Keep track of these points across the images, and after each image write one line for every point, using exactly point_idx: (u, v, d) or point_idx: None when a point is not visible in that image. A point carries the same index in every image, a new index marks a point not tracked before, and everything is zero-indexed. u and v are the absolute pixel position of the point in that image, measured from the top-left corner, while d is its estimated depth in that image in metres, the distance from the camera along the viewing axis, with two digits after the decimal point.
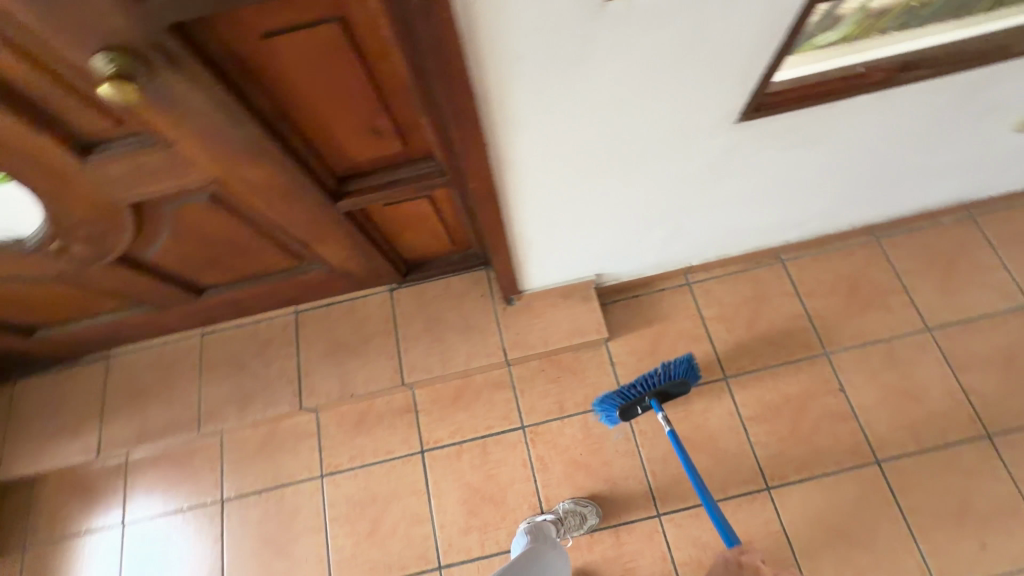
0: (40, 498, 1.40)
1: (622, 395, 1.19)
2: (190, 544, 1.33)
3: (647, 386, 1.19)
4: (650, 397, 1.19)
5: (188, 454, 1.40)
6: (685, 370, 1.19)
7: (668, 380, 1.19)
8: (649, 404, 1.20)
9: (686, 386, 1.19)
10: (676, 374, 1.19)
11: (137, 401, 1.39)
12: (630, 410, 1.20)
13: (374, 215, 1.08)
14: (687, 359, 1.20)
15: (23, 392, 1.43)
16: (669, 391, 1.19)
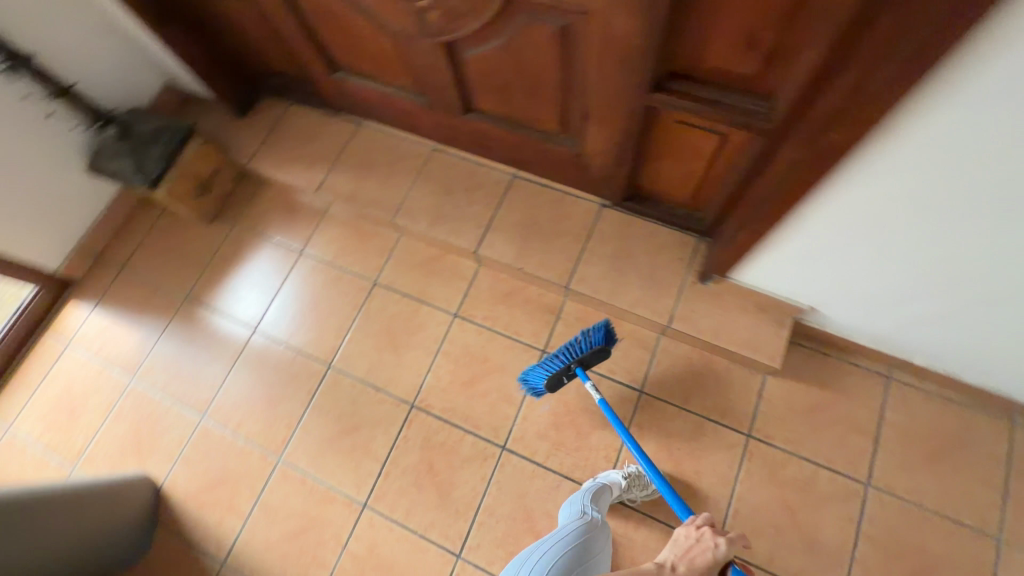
0: (260, 197, 1.69)
1: (548, 365, 1.22)
2: (337, 297, 1.54)
3: (567, 356, 1.21)
4: (572, 366, 1.21)
5: (370, 233, 1.58)
6: (603, 338, 1.19)
7: (586, 351, 1.20)
8: (573, 372, 1.22)
9: (603, 355, 1.20)
10: (593, 343, 1.20)
11: (360, 169, 1.57)
12: (557, 380, 1.22)
13: (661, 125, 1.06)
14: (602, 326, 1.20)
15: (290, 113, 1.68)
16: (588, 360, 1.20)
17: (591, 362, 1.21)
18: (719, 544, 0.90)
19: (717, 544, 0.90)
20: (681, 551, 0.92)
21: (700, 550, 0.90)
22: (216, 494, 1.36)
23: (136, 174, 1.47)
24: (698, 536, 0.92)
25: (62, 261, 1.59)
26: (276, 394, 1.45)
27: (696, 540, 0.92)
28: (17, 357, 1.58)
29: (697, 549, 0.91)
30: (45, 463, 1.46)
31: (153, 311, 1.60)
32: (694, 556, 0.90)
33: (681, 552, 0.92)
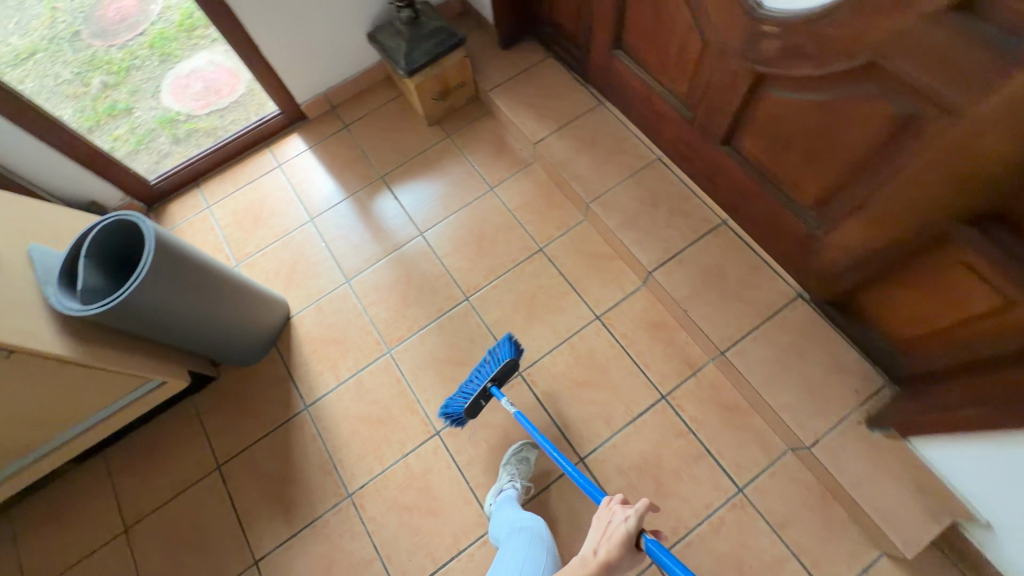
0: (478, 123, 1.75)
1: (465, 393, 1.24)
2: (503, 243, 1.55)
3: (482, 376, 1.24)
4: (488, 386, 1.23)
5: (558, 202, 1.59)
6: (510, 348, 1.24)
7: (498, 368, 1.22)
8: (489, 393, 1.23)
9: (513, 367, 1.23)
10: (503, 359, 1.23)
11: (581, 142, 1.57)
12: (475, 405, 1.22)
13: (929, 263, 0.94)
14: (508, 342, 1.25)
15: (545, 63, 1.71)
16: (499, 375, 1.23)
17: (502, 379, 1.23)
18: (629, 517, 0.80)
19: (624, 516, 0.81)
20: (598, 535, 0.82)
21: (614, 529, 0.81)
22: (326, 350, 1.47)
23: (400, 55, 1.58)
24: (610, 516, 0.84)
25: (307, 98, 1.78)
26: (414, 296, 1.52)
27: (609, 521, 0.83)
28: (239, 155, 1.79)
29: (607, 531, 0.82)
30: (220, 249, 1.65)
31: (354, 173, 1.72)
32: (607, 536, 0.81)
33: (598, 538, 0.82)
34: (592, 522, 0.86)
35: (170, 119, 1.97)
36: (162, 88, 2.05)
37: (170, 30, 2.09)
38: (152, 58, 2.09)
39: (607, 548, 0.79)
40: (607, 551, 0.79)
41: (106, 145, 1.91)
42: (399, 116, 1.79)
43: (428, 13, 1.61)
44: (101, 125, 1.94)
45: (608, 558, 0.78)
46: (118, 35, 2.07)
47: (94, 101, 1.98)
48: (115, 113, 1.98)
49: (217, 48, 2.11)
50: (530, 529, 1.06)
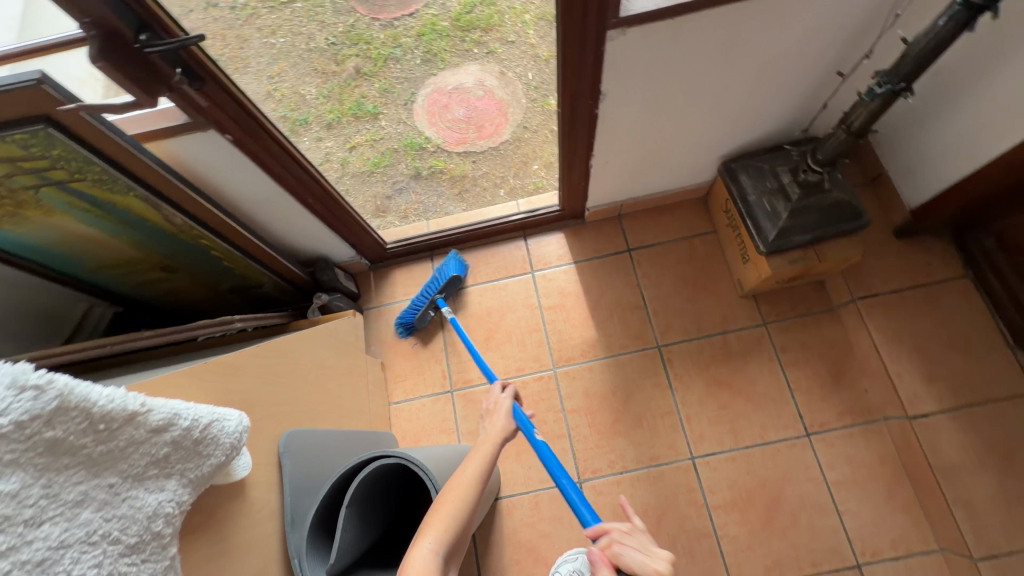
0: (816, 325, 1.25)
1: (413, 305, 1.31)
2: (805, 527, 1.11)
3: (432, 289, 1.31)
4: (437, 298, 1.30)
5: (902, 503, 1.11)
6: (451, 264, 1.32)
7: (445, 281, 1.31)
8: (437, 303, 1.30)
9: (460, 284, 1.33)
10: (450, 274, 1.31)
11: (984, 447, 1.05)
12: (422, 314, 1.30)
13: None
14: (455, 258, 1.33)
15: (954, 285, 1.16)
16: (444, 288, 1.30)
17: (448, 291, 1.32)
18: (504, 393, 0.90)
19: (500, 394, 0.90)
20: (491, 416, 0.88)
21: (497, 405, 0.88)
22: (531, 568, 1.14)
23: (774, 227, 1.09)
24: (491, 404, 0.90)
25: (597, 203, 1.36)
26: (661, 549, 1.12)
27: (492, 407, 0.90)
28: (487, 236, 1.44)
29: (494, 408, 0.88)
30: (437, 357, 1.34)
31: (624, 324, 1.31)
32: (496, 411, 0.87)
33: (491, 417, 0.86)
34: (483, 419, 0.89)
35: (416, 144, 1.64)
36: (417, 98, 1.70)
37: (443, 24, 1.75)
38: (415, 52, 1.75)
39: (498, 420, 0.85)
40: (502, 419, 0.85)
41: (342, 153, 1.63)
42: (705, 267, 1.34)
43: (836, 180, 1.09)
44: (342, 125, 1.66)
45: (504, 423, 0.84)
46: (388, 10, 1.79)
47: (341, 89, 1.70)
48: (360, 114, 1.68)
49: (491, 65, 1.71)
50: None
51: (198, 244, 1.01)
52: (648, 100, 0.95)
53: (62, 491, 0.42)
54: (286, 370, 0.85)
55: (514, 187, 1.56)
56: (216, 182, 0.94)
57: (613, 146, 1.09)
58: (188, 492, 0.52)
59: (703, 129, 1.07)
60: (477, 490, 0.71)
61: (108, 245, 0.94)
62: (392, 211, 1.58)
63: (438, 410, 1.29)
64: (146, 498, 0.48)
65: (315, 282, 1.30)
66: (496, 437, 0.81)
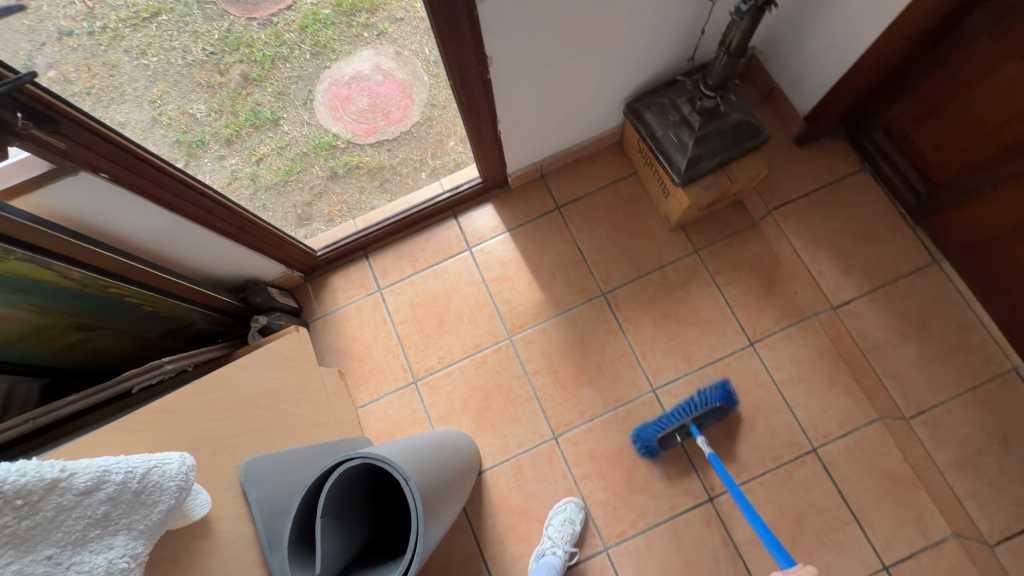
0: (741, 242, 1.32)
1: (659, 423, 1.17)
2: (763, 429, 1.21)
3: (686, 412, 1.17)
4: (689, 423, 1.15)
5: (843, 386, 1.21)
6: (719, 395, 1.18)
7: (707, 409, 1.16)
8: (688, 430, 1.15)
9: (723, 416, 1.17)
10: (717, 404, 1.17)
11: (899, 319, 1.16)
12: (671, 438, 1.15)
13: None
14: (721, 388, 1.19)
15: (855, 179, 1.25)
16: (705, 418, 1.16)
17: (706, 421, 1.16)
18: None
19: None
20: None
21: None
22: (526, 528, 1.19)
23: (684, 157, 1.12)
24: None
25: (517, 168, 1.37)
26: (640, 481, 1.20)
27: None
28: (418, 223, 1.43)
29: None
30: (394, 353, 1.34)
31: (568, 280, 1.34)
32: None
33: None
34: None
35: (325, 143, 1.58)
36: (315, 96, 1.63)
37: (325, 11, 1.64)
38: (302, 46, 1.65)
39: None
40: None
41: (249, 168, 1.55)
42: (632, 209, 1.38)
43: (731, 100, 1.13)
44: (242, 138, 1.57)
45: None
46: (262, 7, 1.64)
47: (232, 101, 1.59)
48: (259, 123, 1.59)
49: (385, 47, 1.66)
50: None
51: (108, 295, 0.94)
52: (535, 57, 0.96)
53: None
54: (232, 401, 0.83)
55: (435, 168, 1.54)
56: (107, 227, 0.89)
57: (514, 109, 1.09)
58: (141, 544, 0.51)
59: (598, 77, 1.09)
60: None
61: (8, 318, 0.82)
62: (317, 216, 1.53)
63: (406, 403, 1.29)
64: (93, 560, 0.48)
65: (250, 306, 1.26)
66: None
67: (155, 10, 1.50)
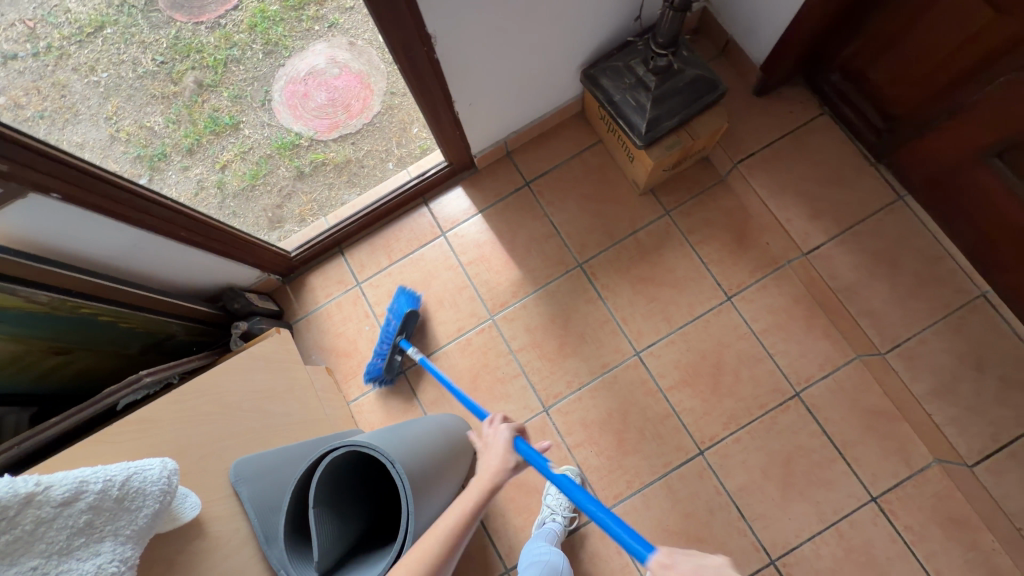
0: (711, 199, 1.33)
1: (380, 353, 1.25)
2: (747, 379, 1.23)
3: (390, 333, 1.25)
4: (398, 340, 1.26)
5: (820, 329, 1.23)
6: (398, 303, 1.28)
7: (404, 320, 1.26)
8: (400, 345, 1.27)
9: (417, 318, 1.29)
10: (405, 311, 1.27)
11: (869, 259, 1.18)
12: (389, 362, 1.26)
13: None
14: (403, 294, 1.28)
15: (816, 124, 1.26)
16: (403, 327, 1.27)
17: (408, 329, 1.28)
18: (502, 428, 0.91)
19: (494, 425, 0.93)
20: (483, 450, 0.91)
21: (495, 440, 0.90)
22: (526, 499, 1.22)
23: (643, 119, 1.13)
24: (487, 437, 0.93)
25: (481, 147, 1.36)
26: (632, 443, 1.22)
27: (488, 438, 0.92)
28: (389, 213, 1.42)
29: (492, 443, 0.90)
30: None
31: (543, 254, 1.35)
32: (492, 450, 0.88)
33: (488, 456, 0.89)
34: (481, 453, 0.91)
35: (288, 143, 1.57)
36: (273, 96, 1.60)
37: (273, 7, 1.62)
38: (254, 46, 1.62)
39: (498, 455, 0.87)
40: (495, 457, 0.86)
41: (215, 176, 1.53)
42: (600, 177, 1.38)
43: (685, 57, 1.13)
44: (203, 147, 1.54)
45: (495, 465, 0.85)
46: (208, 10, 1.61)
47: (189, 108, 1.56)
48: (219, 129, 1.56)
49: (337, 38, 1.63)
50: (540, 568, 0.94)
51: (79, 315, 0.93)
52: (481, 33, 0.95)
53: None
54: (216, 407, 0.83)
55: (402, 157, 1.52)
56: (68, 247, 0.88)
57: (468, 88, 1.08)
58: (130, 547, 0.53)
59: (549, 46, 1.08)
60: (459, 520, 0.76)
61: None
62: (288, 217, 1.53)
63: (396, 392, 1.31)
64: (81, 567, 0.49)
65: (230, 313, 1.26)
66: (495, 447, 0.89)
67: (99, 24, 1.43)
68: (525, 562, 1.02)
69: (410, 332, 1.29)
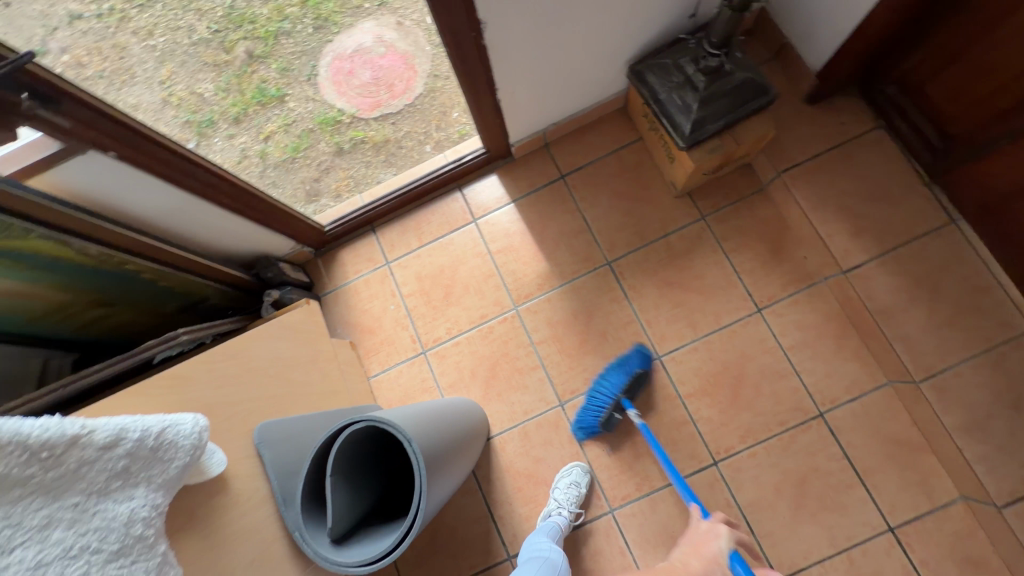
0: (750, 207, 1.29)
1: (594, 407, 1.20)
2: (769, 394, 1.21)
3: (613, 389, 1.19)
4: (621, 398, 1.18)
5: (851, 351, 1.20)
6: (635, 359, 1.21)
7: (633, 379, 1.19)
8: (621, 404, 1.19)
9: (646, 379, 1.22)
10: (636, 370, 1.20)
11: (911, 282, 1.13)
12: (608, 419, 1.19)
13: None
14: (639, 353, 1.22)
15: (869, 138, 1.20)
16: (630, 387, 1.19)
17: (633, 390, 1.20)
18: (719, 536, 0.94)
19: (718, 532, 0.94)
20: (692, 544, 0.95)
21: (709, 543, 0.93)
22: (533, 491, 1.23)
23: (688, 120, 1.10)
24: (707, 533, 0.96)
25: (520, 137, 1.35)
26: (645, 446, 1.22)
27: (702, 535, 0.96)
28: (423, 196, 1.44)
29: (705, 538, 0.95)
30: (403, 325, 1.37)
31: (573, 249, 1.34)
32: (702, 548, 0.93)
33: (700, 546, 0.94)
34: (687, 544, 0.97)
35: (330, 119, 1.59)
36: (319, 70, 1.62)
37: None
38: (305, 21, 1.65)
39: (704, 558, 0.91)
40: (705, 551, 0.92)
41: (258, 146, 1.57)
42: (637, 176, 1.36)
43: (738, 58, 1.09)
44: (249, 116, 1.58)
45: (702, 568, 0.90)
46: None
47: (239, 78, 1.60)
48: (265, 100, 1.60)
49: (386, 18, 1.64)
50: (544, 558, 0.95)
51: (123, 270, 0.99)
52: (529, 21, 0.94)
53: (24, 518, 0.45)
54: (243, 369, 0.87)
55: (440, 141, 1.53)
56: (119, 204, 0.92)
57: (511, 75, 1.07)
58: (161, 496, 0.56)
59: (597, 39, 1.06)
60: None
61: (34, 296, 0.90)
62: (325, 192, 1.54)
63: (416, 373, 1.33)
64: (117, 508, 0.52)
65: (262, 280, 1.30)
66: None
67: None
68: (526, 554, 1.00)
69: (633, 394, 1.21)
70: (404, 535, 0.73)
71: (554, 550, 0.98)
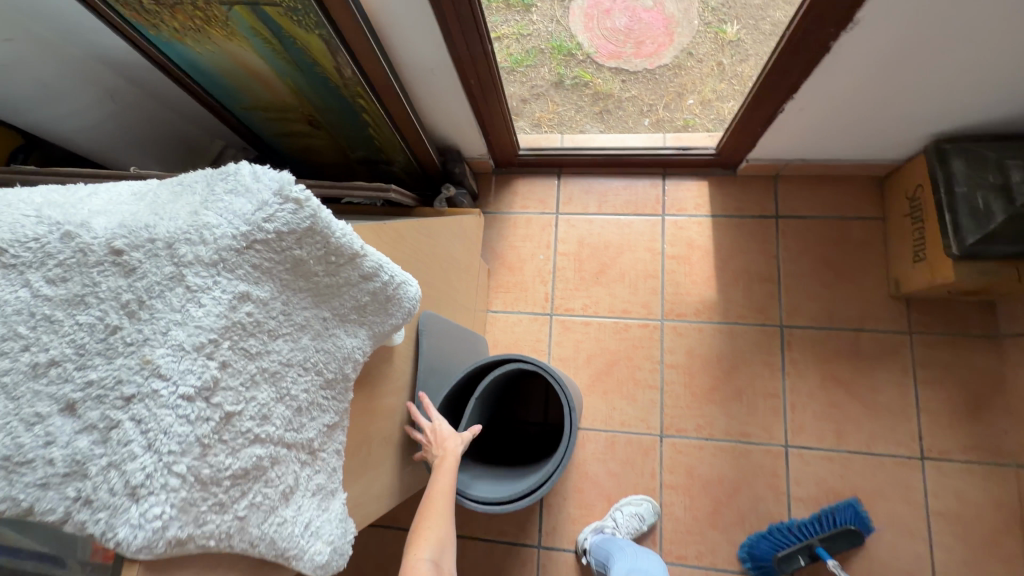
0: (968, 349, 1.12)
1: (780, 538, 1.07)
2: (886, 545, 1.06)
3: (812, 532, 1.06)
4: (816, 545, 1.04)
5: (1002, 552, 1.03)
6: (846, 514, 1.06)
7: (837, 532, 1.05)
8: (815, 552, 1.04)
9: (855, 542, 1.05)
10: (843, 525, 1.05)
11: None
12: (793, 557, 1.04)
13: None
14: (852, 509, 1.07)
15: None
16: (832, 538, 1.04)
17: (833, 544, 1.04)
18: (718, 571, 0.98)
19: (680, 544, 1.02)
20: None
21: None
22: (593, 500, 1.16)
23: (980, 229, 0.94)
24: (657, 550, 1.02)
25: (760, 157, 1.22)
26: (726, 521, 1.12)
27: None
28: (622, 166, 1.34)
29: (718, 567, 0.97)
30: (544, 279, 1.31)
31: (749, 293, 1.22)
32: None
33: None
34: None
35: (565, 48, 1.33)
36: None
37: None
38: None
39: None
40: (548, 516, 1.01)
41: None
42: (857, 254, 1.20)
43: None
44: None
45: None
46: None
47: None
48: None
49: None
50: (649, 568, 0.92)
51: (353, 103, 0.97)
52: (900, 44, 0.79)
53: (294, 311, 0.41)
54: (429, 252, 0.83)
55: (661, 120, 1.40)
56: (393, 40, 0.88)
57: (820, 90, 0.94)
58: (372, 345, 0.53)
59: (937, 96, 0.90)
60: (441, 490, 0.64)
61: (270, 84, 0.94)
62: (525, 116, 1.38)
63: (533, 329, 1.28)
64: (345, 340, 0.48)
65: (444, 173, 1.26)
66: (453, 464, 0.66)
67: None
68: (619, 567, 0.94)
69: (832, 550, 1.04)
70: (528, 491, 0.70)
71: (652, 564, 0.95)
